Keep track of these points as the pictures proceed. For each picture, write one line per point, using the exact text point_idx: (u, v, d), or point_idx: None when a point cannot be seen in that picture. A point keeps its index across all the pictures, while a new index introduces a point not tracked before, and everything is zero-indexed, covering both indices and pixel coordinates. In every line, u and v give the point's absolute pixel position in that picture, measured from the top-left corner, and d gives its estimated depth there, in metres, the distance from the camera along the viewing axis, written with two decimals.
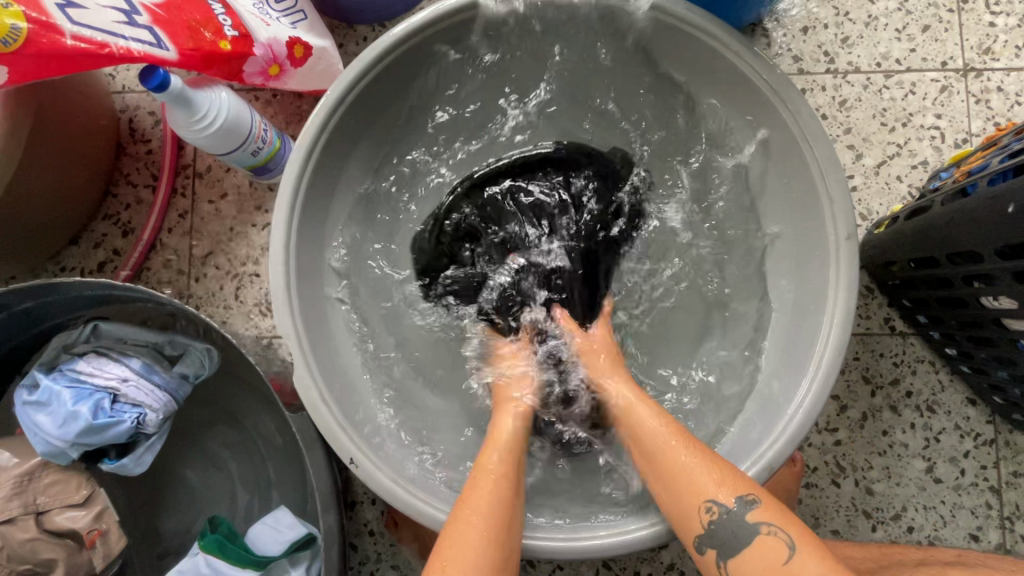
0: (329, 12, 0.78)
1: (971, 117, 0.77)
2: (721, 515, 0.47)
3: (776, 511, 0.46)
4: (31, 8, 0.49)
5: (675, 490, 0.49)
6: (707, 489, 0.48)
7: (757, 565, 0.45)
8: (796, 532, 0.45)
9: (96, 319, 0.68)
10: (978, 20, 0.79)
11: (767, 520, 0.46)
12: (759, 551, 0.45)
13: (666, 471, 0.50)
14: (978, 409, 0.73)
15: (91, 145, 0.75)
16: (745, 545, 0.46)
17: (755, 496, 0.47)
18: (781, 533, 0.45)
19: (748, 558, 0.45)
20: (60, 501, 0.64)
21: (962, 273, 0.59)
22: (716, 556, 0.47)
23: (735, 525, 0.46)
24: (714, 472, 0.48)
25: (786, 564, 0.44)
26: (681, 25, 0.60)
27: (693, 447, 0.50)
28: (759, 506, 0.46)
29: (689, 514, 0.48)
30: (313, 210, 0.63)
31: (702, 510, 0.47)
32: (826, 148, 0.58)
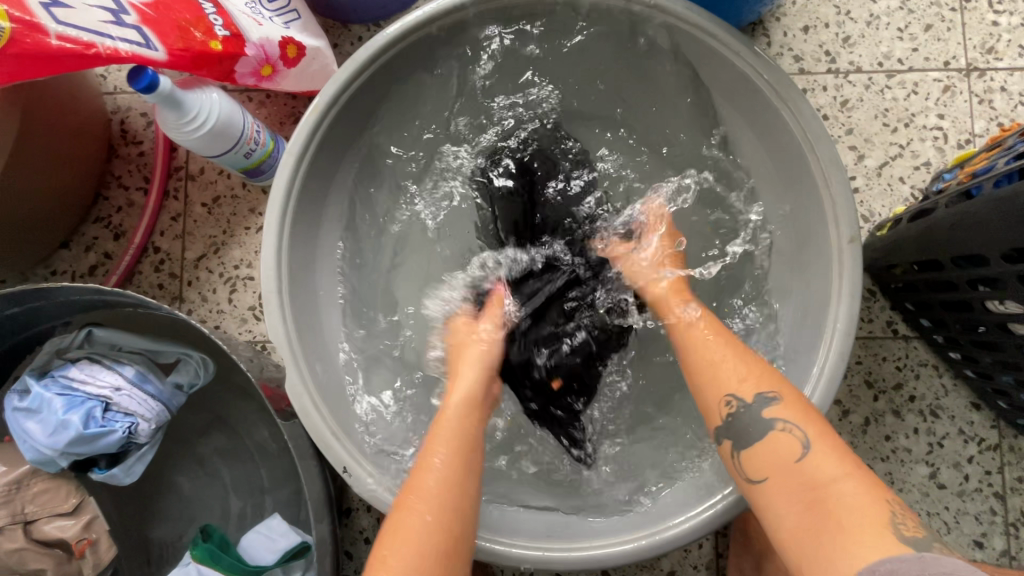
0: (323, 11, 0.76)
1: (974, 118, 0.76)
2: (741, 407, 0.49)
3: (797, 409, 0.47)
4: (14, 7, 0.48)
5: (703, 379, 0.52)
6: (730, 385, 0.50)
7: (769, 458, 0.46)
8: (813, 431, 0.46)
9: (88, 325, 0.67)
10: (981, 19, 0.78)
11: (782, 416, 0.47)
12: (773, 443, 0.46)
13: (697, 368, 0.53)
14: (982, 413, 0.72)
15: (82, 147, 0.74)
16: (761, 437, 0.47)
17: (777, 393, 0.48)
18: (797, 430, 0.46)
19: (760, 450, 0.46)
20: (48, 510, 0.63)
21: (967, 277, 0.58)
22: (732, 446, 0.49)
23: (753, 417, 0.48)
24: (739, 368, 0.51)
25: (799, 459, 0.44)
26: (681, 25, 0.59)
27: (726, 344, 0.54)
28: (778, 402, 0.48)
29: (712, 401, 0.51)
30: (307, 213, 0.61)
31: (723, 403, 0.50)
32: (828, 150, 0.56)
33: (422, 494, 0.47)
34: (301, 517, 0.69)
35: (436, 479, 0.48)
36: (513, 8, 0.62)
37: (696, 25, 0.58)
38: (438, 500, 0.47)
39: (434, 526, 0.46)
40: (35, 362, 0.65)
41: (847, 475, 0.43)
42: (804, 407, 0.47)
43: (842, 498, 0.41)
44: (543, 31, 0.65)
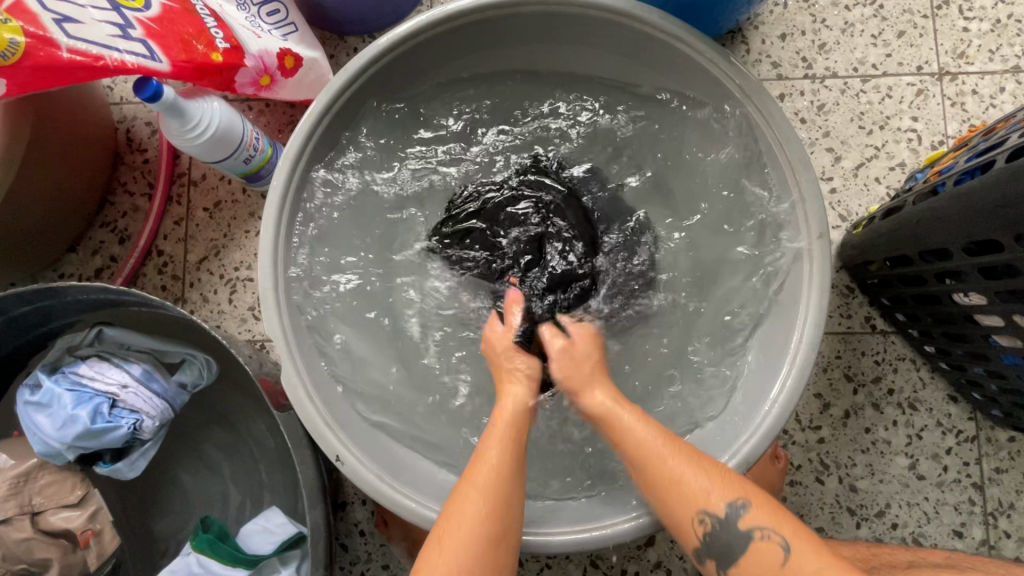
0: (320, 24, 0.80)
1: (947, 120, 0.79)
2: (715, 526, 0.48)
3: (767, 510, 0.48)
4: (28, 23, 0.51)
5: (670, 502, 0.50)
6: (699, 499, 0.49)
7: (758, 573, 0.46)
8: (792, 534, 0.46)
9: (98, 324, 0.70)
10: (952, 25, 0.81)
11: (757, 524, 0.47)
12: (756, 557, 0.46)
13: (659, 484, 0.51)
14: (959, 405, 0.74)
15: (89, 154, 0.77)
16: (742, 552, 0.47)
17: (747, 499, 0.48)
18: (775, 536, 0.46)
19: (747, 565, 0.47)
20: (55, 501, 0.65)
21: (934, 270, 0.60)
22: (715, 566, 0.49)
23: (727, 536, 0.48)
24: (706, 477, 0.50)
25: (784, 566, 0.45)
26: (657, 34, 0.62)
27: (686, 454, 0.52)
28: (751, 510, 0.48)
29: (683, 526, 0.50)
30: (302, 215, 0.64)
31: (696, 522, 0.49)
32: (798, 151, 0.59)
33: (485, 491, 0.50)
34: (298, 509, 0.71)
35: (492, 480, 0.51)
36: (498, 21, 0.65)
37: (671, 34, 0.61)
38: (491, 494, 0.50)
39: (486, 517, 0.49)
40: (48, 357, 0.68)
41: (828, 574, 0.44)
42: (774, 509, 0.48)
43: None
44: (527, 42, 0.68)
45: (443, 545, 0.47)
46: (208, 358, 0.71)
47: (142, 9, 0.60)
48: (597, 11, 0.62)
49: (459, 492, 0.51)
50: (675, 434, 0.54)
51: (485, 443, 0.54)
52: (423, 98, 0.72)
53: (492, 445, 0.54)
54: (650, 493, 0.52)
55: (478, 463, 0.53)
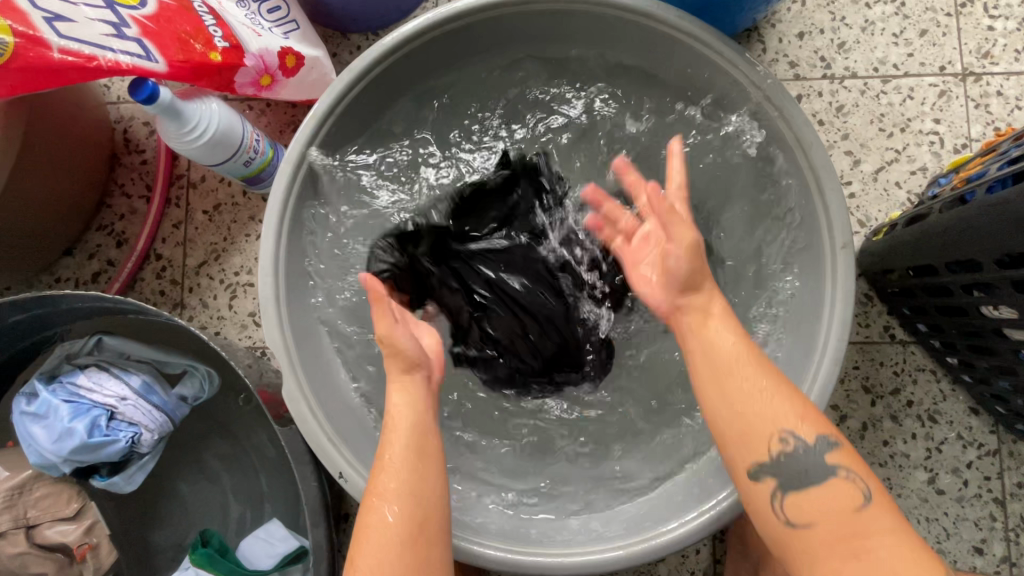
0: (322, 21, 0.78)
1: (971, 122, 0.76)
2: (795, 446, 0.45)
3: (852, 457, 0.45)
4: (18, 22, 0.49)
5: (746, 411, 0.46)
6: (786, 420, 0.45)
7: (824, 515, 0.43)
8: (871, 484, 0.44)
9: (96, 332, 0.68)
10: (977, 24, 0.78)
11: (843, 463, 0.44)
12: (834, 492, 0.43)
13: (740, 396, 0.46)
14: (981, 418, 0.72)
15: (85, 155, 0.75)
16: (815, 485, 0.44)
17: (836, 438, 0.45)
18: (857, 480, 0.44)
19: (816, 499, 0.43)
20: (50, 514, 0.64)
21: (961, 282, 0.58)
22: (773, 487, 0.45)
23: (804, 460, 0.44)
24: (796, 403, 0.46)
25: (858, 512, 0.42)
26: (673, 33, 0.60)
27: (772, 375, 0.47)
28: (840, 449, 0.45)
29: (756, 436, 0.45)
30: (304, 221, 0.62)
31: (776, 439, 0.45)
32: (821, 156, 0.57)
33: (405, 449, 0.50)
34: (300, 522, 0.69)
35: (397, 481, 0.48)
36: (507, 19, 0.62)
37: (688, 33, 0.58)
38: (399, 496, 0.47)
39: (402, 524, 0.46)
40: (46, 365, 0.66)
41: (897, 530, 0.42)
42: (857, 458, 0.45)
43: (891, 554, 0.40)
44: (537, 40, 0.66)
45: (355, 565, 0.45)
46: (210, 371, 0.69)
47: (137, 7, 0.58)
48: (611, 9, 0.60)
49: (383, 444, 0.51)
50: (766, 359, 0.49)
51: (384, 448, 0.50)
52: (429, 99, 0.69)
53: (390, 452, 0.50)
54: (721, 387, 0.47)
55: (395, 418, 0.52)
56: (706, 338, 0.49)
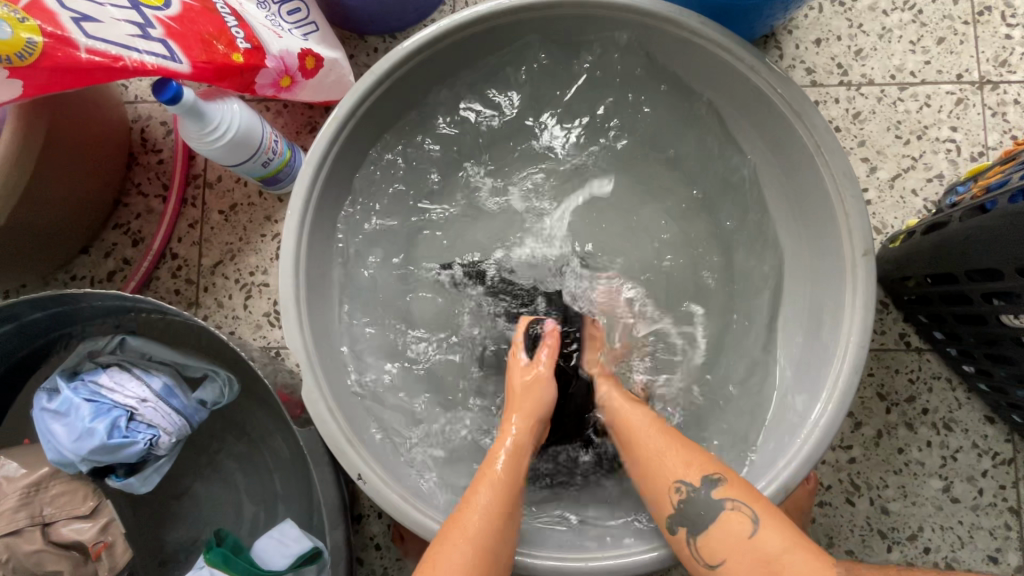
0: (341, 23, 0.78)
1: (987, 130, 0.76)
2: (690, 493, 0.50)
3: (741, 488, 0.49)
4: (46, 22, 0.49)
5: (649, 471, 0.53)
6: (675, 472, 0.51)
7: (725, 546, 0.47)
8: (760, 507, 0.47)
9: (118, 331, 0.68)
10: (994, 32, 0.78)
11: (731, 495, 0.48)
12: (724, 525, 0.47)
13: (640, 459, 0.54)
14: (996, 427, 0.72)
15: (103, 155, 0.75)
16: (712, 522, 0.48)
17: (721, 474, 0.50)
18: (746, 508, 0.47)
19: (715, 534, 0.48)
20: (66, 512, 0.64)
21: (981, 290, 0.58)
22: (687, 535, 0.49)
23: (700, 505, 0.49)
24: (681, 454, 0.52)
25: (751, 537, 0.46)
26: (694, 38, 0.60)
27: (660, 432, 0.55)
28: (725, 484, 0.49)
29: (658, 489, 0.51)
30: (324, 223, 0.62)
31: (673, 491, 0.50)
32: (842, 163, 0.57)
33: (495, 486, 0.52)
34: (313, 523, 0.70)
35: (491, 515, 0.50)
36: (527, 22, 0.63)
37: (708, 39, 0.59)
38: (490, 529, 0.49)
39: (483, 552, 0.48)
40: (67, 362, 0.66)
41: (790, 545, 0.45)
42: (745, 485, 0.49)
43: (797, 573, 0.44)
44: (556, 46, 0.66)
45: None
46: (229, 376, 0.70)
47: (162, 8, 0.58)
48: (632, 14, 0.60)
49: (481, 475, 0.54)
50: (660, 420, 0.57)
51: (483, 478, 0.53)
52: (450, 106, 0.70)
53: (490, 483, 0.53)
54: (631, 457, 0.55)
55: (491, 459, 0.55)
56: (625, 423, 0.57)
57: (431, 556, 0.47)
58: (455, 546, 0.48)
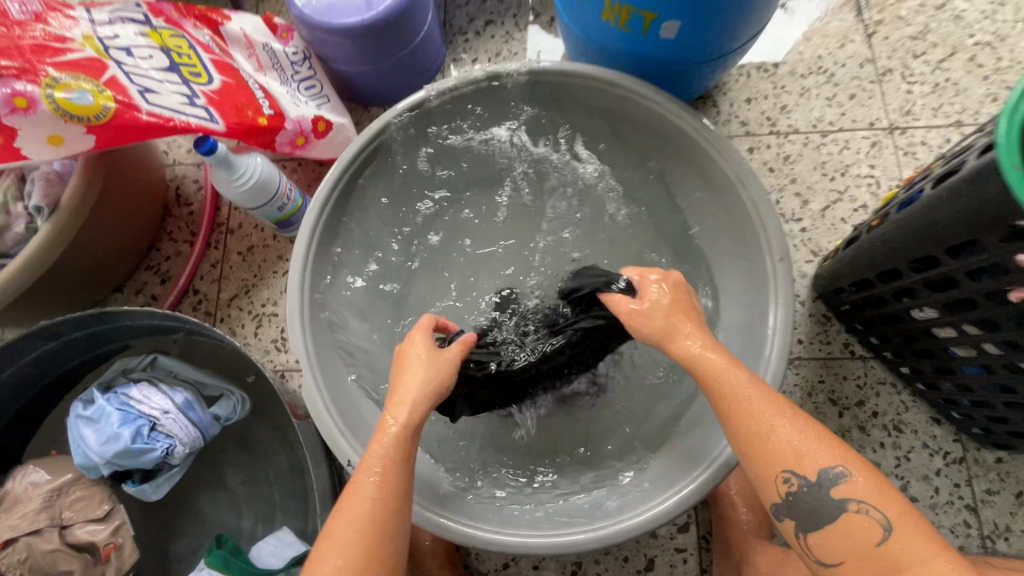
0: (350, 97, 0.95)
1: (901, 167, 0.89)
2: (799, 487, 0.48)
3: (869, 487, 0.46)
4: (119, 93, 0.63)
5: (761, 463, 0.49)
6: (791, 462, 0.48)
7: (843, 543, 0.46)
8: (889, 510, 0.45)
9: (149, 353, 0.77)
10: (897, 88, 0.93)
11: (856, 497, 0.46)
12: (850, 526, 0.46)
13: (751, 442, 0.50)
14: (943, 427, 0.77)
15: (142, 205, 0.88)
16: (831, 521, 0.47)
17: (845, 467, 0.47)
18: (874, 512, 0.45)
19: (835, 537, 0.47)
20: (83, 515, 0.70)
21: (891, 290, 0.66)
22: (796, 528, 0.49)
23: (815, 500, 0.47)
24: (802, 439, 0.48)
25: (879, 545, 0.45)
26: (633, 96, 0.74)
27: (802, 423, 0.49)
28: (847, 481, 0.47)
29: (768, 486, 0.49)
30: (326, 251, 0.74)
31: (782, 480, 0.48)
32: (758, 187, 0.68)
33: (398, 413, 0.56)
34: (308, 529, 0.75)
35: (396, 440, 0.54)
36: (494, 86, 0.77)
37: (641, 95, 0.72)
38: (387, 458, 0.53)
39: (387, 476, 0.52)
40: (104, 377, 0.75)
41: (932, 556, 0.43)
42: (874, 482, 0.46)
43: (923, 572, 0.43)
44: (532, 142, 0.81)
45: (341, 511, 0.50)
46: (242, 396, 0.78)
47: (206, 84, 0.73)
48: (579, 77, 0.74)
49: (387, 413, 0.56)
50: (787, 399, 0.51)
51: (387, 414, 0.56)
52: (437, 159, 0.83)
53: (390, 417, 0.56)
54: (740, 449, 0.51)
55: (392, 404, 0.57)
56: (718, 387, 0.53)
57: (346, 494, 0.52)
58: (362, 469, 0.53)
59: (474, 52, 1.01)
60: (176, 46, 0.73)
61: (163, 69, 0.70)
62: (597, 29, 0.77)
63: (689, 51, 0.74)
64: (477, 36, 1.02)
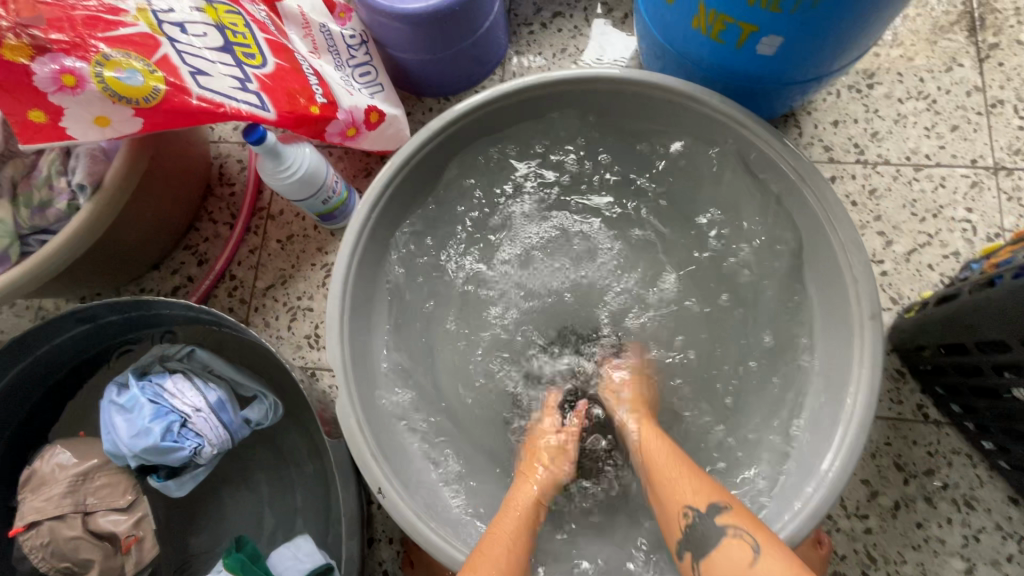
0: (403, 85, 0.90)
1: (1003, 214, 0.80)
2: (694, 519, 0.53)
3: (744, 517, 0.51)
4: (170, 74, 0.60)
5: (664, 494, 0.57)
6: (685, 497, 0.55)
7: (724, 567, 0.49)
8: (761, 536, 0.49)
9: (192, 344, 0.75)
10: (1006, 123, 0.83)
11: (732, 522, 0.51)
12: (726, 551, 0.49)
13: (654, 476, 0.59)
14: (1021, 509, 0.71)
15: (186, 184, 0.86)
16: (713, 548, 0.50)
17: (727, 503, 0.53)
18: (746, 536, 0.49)
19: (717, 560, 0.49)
20: (106, 503, 0.69)
21: (992, 361, 0.59)
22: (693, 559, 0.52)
23: (705, 530, 0.51)
24: (696, 482, 0.56)
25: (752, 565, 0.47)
26: (718, 116, 0.67)
27: (670, 455, 0.60)
28: (729, 511, 0.52)
29: (670, 520, 0.55)
30: (369, 260, 0.69)
31: (681, 515, 0.54)
32: (850, 231, 0.61)
33: (520, 519, 0.59)
34: (328, 540, 0.72)
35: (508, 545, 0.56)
36: (560, 91, 0.70)
37: (730, 116, 0.65)
38: (507, 557, 0.55)
39: None
40: (141, 361, 0.74)
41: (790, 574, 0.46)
42: (750, 517, 0.51)
43: None
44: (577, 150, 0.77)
45: None
46: (275, 401, 0.75)
47: (260, 67, 0.69)
48: (654, 89, 0.68)
49: (496, 522, 0.59)
50: (682, 453, 0.61)
51: (497, 523, 0.59)
52: (491, 168, 0.78)
53: (503, 525, 0.58)
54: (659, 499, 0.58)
55: (514, 495, 0.63)
56: (647, 449, 0.63)
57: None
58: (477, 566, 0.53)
59: (538, 46, 0.94)
60: (232, 23, 0.69)
61: (217, 48, 0.66)
62: (682, 36, 0.70)
63: (785, 69, 0.66)
64: (543, 28, 0.95)
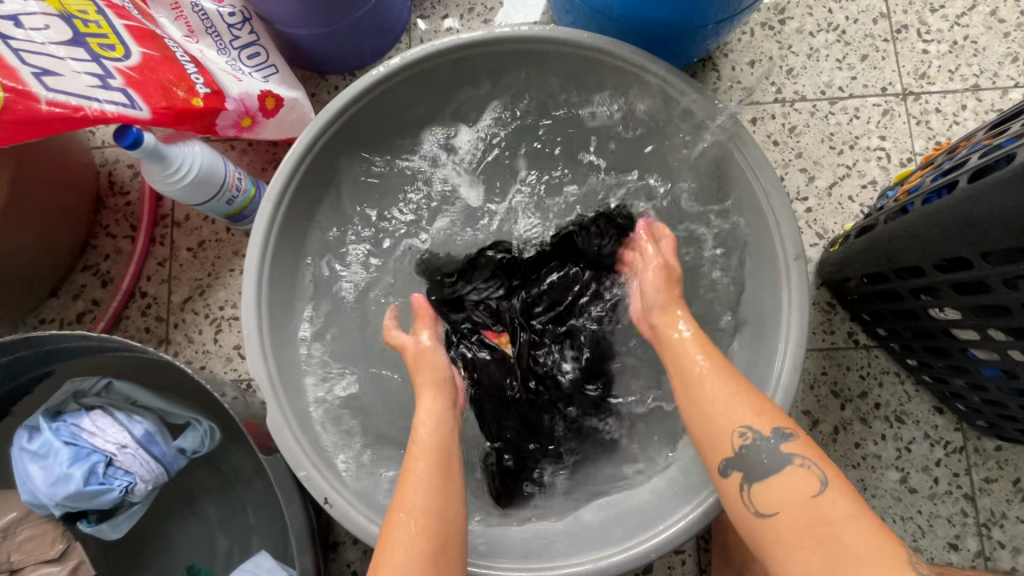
0: (302, 64, 0.82)
1: (914, 138, 0.82)
2: (755, 441, 0.49)
3: (810, 447, 0.49)
4: (7, 78, 0.51)
5: (707, 415, 0.51)
6: (742, 416, 0.50)
7: (785, 493, 0.46)
8: (829, 471, 0.47)
9: (109, 375, 0.69)
10: (912, 48, 0.84)
11: (798, 452, 0.48)
12: (789, 479, 0.47)
13: (694, 395, 0.53)
14: (945, 416, 0.75)
15: (70, 199, 0.77)
16: (775, 472, 0.47)
17: (791, 429, 0.49)
18: (813, 467, 0.47)
19: (773, 486, 0.47)
20: (35, 557, 0.64)
21: (909, 287, 0.62)
22: (740, 480, 0.49)
23: (766, 451, 0.48)
24: (752, 402, 0.51)
25: (816, 495, 0.46)
26: (629, 67, 0.64)
27: (725, 373, 0.53)
28: (795, 439, 0.49)
29: (721, 439, 0.50)
30: (282, 263, 0.65)
31: (736, 434, 0.49)
32: (770, 174, 0.61)
33: (427, 455, 0.53)
34: (288, 553, 0.69)
35: (419, 492, 0.51)
36: (464, 54, 0.66)
37: (643, 68, 0.63)
38: (422, 510, 0.49)
39: (423, 535, 0.48)
40: (52, 400, 0.67)
41: (859, 512, 0.44)
42: (814, 447, 0.49)
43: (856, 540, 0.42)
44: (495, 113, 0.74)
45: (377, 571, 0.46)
46: (211, 425, 0.70)
47: (121, 59, 0.61)
48: (561, 45, 0.64)
49: (406, 467, 0.53)
50: (745, 386, 0.53)
51: (408, 472, 0.52)
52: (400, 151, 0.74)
53: (414, 469, 0.52)
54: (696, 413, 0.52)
55: (417, 437, 0.55)
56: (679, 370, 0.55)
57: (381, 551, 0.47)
58: (393, 523, 0.49)
59: (443, 8, 0.88)
60: (81, 11, 0.60)
61: (64, 41, 0.57)
62: None
63: (694, 12, 0.64)
64: None
